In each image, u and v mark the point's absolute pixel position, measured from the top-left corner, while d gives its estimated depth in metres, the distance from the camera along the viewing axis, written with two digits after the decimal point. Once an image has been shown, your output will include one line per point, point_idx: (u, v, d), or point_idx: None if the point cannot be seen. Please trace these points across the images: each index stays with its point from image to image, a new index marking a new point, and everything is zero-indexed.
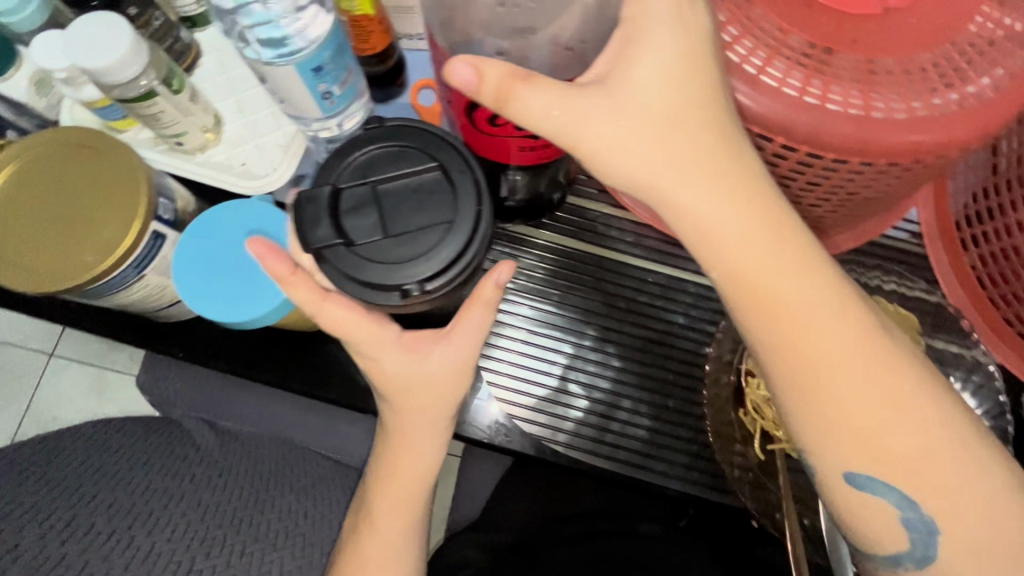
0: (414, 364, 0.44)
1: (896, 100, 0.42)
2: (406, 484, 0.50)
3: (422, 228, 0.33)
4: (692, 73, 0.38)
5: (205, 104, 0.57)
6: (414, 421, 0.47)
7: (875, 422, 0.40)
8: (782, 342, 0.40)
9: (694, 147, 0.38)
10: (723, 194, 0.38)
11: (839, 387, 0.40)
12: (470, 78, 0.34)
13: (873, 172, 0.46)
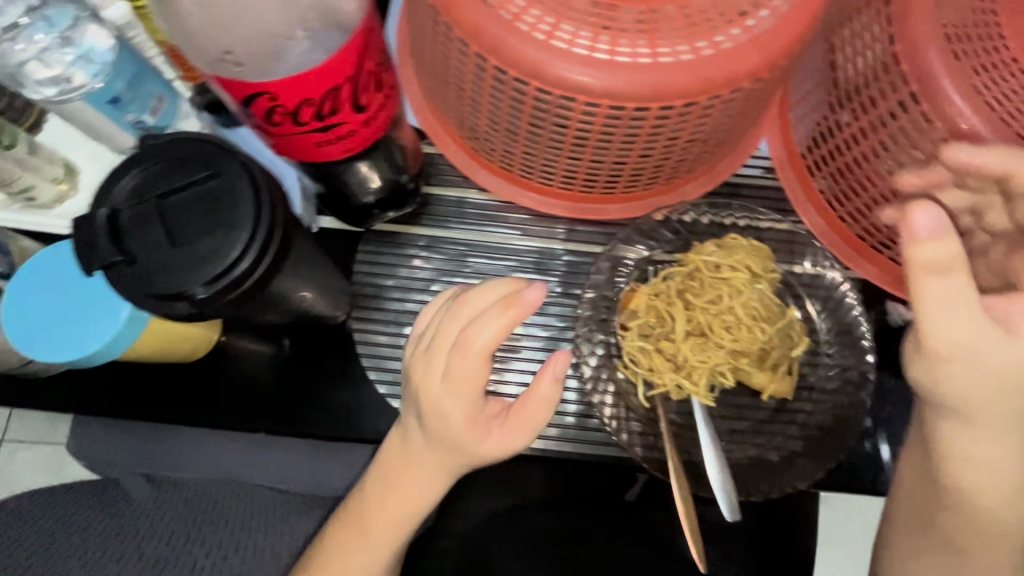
0: (460, 354, 0.43)
1: (680, 43, 0.45)
2: (414, 510, 0.50)
3: (208, 232, 0.34)
4: None
5: (50, 155, 0.56)
6: (479, 441, 0.46)
7: (1019, 479, 0.44)
8: (980, 412, 0.42)
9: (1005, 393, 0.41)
10: (1015, 434, 0.42)
11: (997, 463, 0.43)
12: (923, 231, 0.39)
13: (681, 113, 0.48)
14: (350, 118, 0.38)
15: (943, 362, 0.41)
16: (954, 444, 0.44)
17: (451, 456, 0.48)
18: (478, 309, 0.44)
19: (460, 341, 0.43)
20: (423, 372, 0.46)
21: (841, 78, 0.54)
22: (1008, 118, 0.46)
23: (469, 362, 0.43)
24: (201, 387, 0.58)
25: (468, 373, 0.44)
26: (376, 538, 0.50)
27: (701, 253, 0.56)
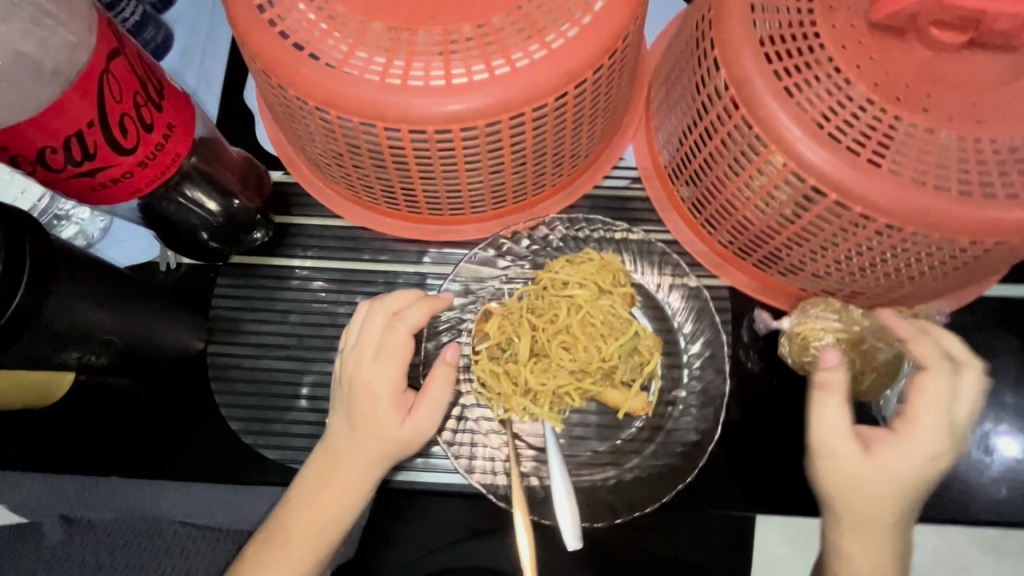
0: (383, 351, 0.48)
1: (476, 62, 0.44)
2: (339, 511, 0.50)
3: None
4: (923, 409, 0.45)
5: None
6: (384, 432, 0.49)
7: (887, 528, 0.47)
8: (857, 461, 0.45)
9: (896, 455, 0.45)
10: (873, 517, 0.46)
11: (866, 493, 0.46)
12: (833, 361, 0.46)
13: (491, 133, 0.47)
14: (115, 161, 0.38)
15: (840, 391, 0.46)
16: (829, 478, 0.46)
17: (364, 451, 0.49)
18: (388, 319, 0.49)
19: (394, 325, 0.49)
20: (358, 370, 0.49)
21: (707, 84, 0.49)
22: (821, 119, 0.44)
23: (393, 367, 0.48)
24: (60, 433, 0.57)
25: (398, 352, 0.48)
26: (305, 541, 0.49)
27: (552, 269, 0.54)
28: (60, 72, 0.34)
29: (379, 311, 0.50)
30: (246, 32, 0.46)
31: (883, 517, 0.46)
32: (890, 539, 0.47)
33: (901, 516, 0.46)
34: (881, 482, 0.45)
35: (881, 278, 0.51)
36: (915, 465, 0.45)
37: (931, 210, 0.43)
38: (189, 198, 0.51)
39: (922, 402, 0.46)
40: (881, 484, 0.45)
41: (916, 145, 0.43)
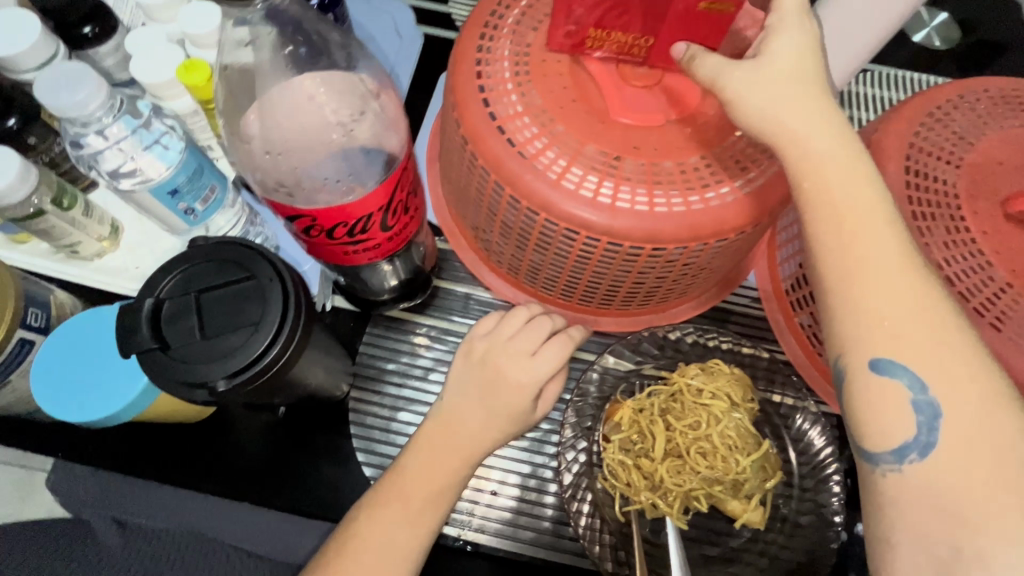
0: (542, 352, 0.53)
1: (674, 194, 0.50)
2: (452, 472, 0.50)
3: (235, 330, 0.37)
4: (810, 58, 0.46)
5: (101, 215, 0.62)
6: (517, 416, 0.53)
7: (810, 97, 0.44)
8: (802, 139, 0.43)
9: (813, 104, 0.44)
10: (861, 237, 0.41)
11: (803, 150, 0.43)
12: (684, 49, 0.50)
13: (673, 253, 0.53)
14: (377, 236, 0.43)
15: (707, 55, 0.48)
16: (726, 87, 0.46)
17: (495, 428, 0.52)
18: (549, 330, 0.55)
19: (542, 323, 0.55)
20: (496, 344, 0.54)
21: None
22: (966, 293, 0.50)
23: (550, 359, 0.53)
24: (194, 449, 0.59)
25: (557, 352, 0.54)
26: (416, 490, 0.49)
27: (685, 374, 0.59)
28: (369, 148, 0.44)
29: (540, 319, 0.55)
30: (473, 133, 0.53)
31: (907, 293, 0.39)
32: (872, 224, 0.41)
33: (846, 161, 0.43)
34: (872, 259, 0.40)
35: None
36: (795, 65, 0.45)
37: None
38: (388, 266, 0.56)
39: (781, 25, 0.46)
40: (781, 103, 0.44)
41: None
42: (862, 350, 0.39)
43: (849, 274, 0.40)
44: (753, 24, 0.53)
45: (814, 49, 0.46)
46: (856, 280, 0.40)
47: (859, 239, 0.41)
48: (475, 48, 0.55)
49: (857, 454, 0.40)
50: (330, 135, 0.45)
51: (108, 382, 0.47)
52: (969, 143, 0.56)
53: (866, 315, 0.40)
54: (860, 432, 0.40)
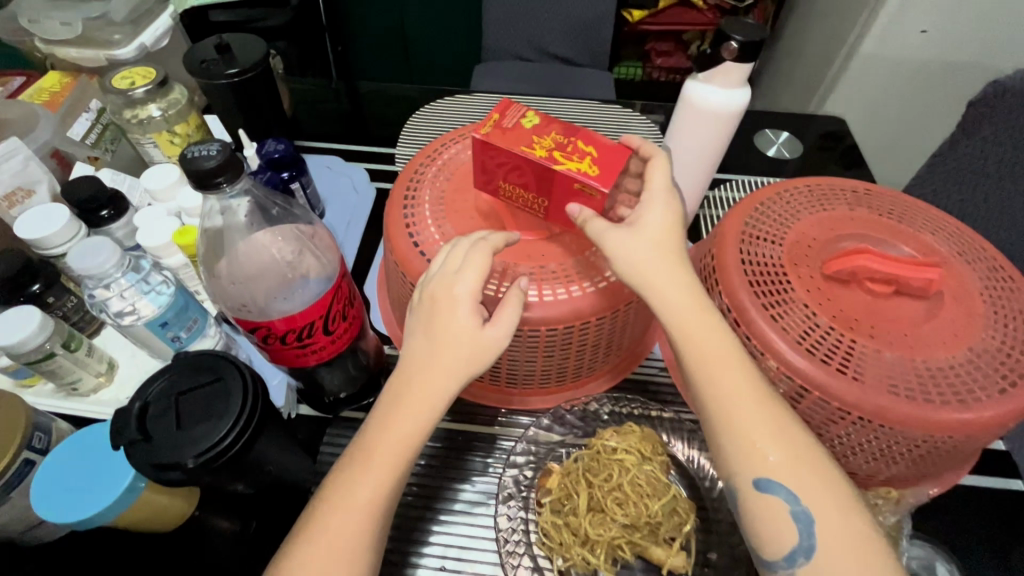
0: (466, 261, 0.59)
1: (560, 287, 0.65)
2: (414, 416, 0.55)
3: (204, 421, 0.48)
4: (669, 227, 0.61)
5: (100, 354, 0.74)
6: (469, 337, 0.56)
7: (676, 265, 0.59)
8: (661, 267, 0.59)
9: (676, 271, 0.59)
10: (727, 364, 0.55)
11: (681, 316, 0.57)
12: (576, 211, 0.63)
13: (566, 331, 0.66)
14: (320, 340, 0.56)
15: (597, 221, 0.61)
16: (606, 248, 0.60)
17: (447, 351, 0.56)
18: (472, 247, 0.60)
19: (470, 254, 0.59)
20: (442, 282, 0.58)
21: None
22: (801, 338, 0.63)
23: (471, 272, 0.58)
24: (164, 561, 0.64)
25: (482, 264, 0.58)
26: (386, 459, 0.54)
27: (603, 437, 0.67)
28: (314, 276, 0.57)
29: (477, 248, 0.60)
30: (403, 258, 0.69)
31: (771, 423, 0.52)
32: (735, 366, 0.55)
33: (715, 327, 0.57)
34: (738, 395, 0.53)
35: (866, 461, 0.64)
36: (664, 244, 0.60)
37: (890, 409, 0.58)
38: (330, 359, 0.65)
39: (651, 201, 0.62)
40: (649, 263, 0.59)
41: (872, 361, 0.61)
42: (748, 475, 0.51)
43: (724, 403, 0.53)
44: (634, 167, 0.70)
45: (676, 222, 0.62)
46: (730, 415, 0.53)
47: (720, 368, 0.54)
48: (402, 197, 0.73)
49: (764, 561, 0.51)
50: (279, 267, 0.57)
51: (96, 487, 0.55)
52: (788, 226, 0.73)
53: (749, 448, 0.52)
54: (763, 542, 0.51)
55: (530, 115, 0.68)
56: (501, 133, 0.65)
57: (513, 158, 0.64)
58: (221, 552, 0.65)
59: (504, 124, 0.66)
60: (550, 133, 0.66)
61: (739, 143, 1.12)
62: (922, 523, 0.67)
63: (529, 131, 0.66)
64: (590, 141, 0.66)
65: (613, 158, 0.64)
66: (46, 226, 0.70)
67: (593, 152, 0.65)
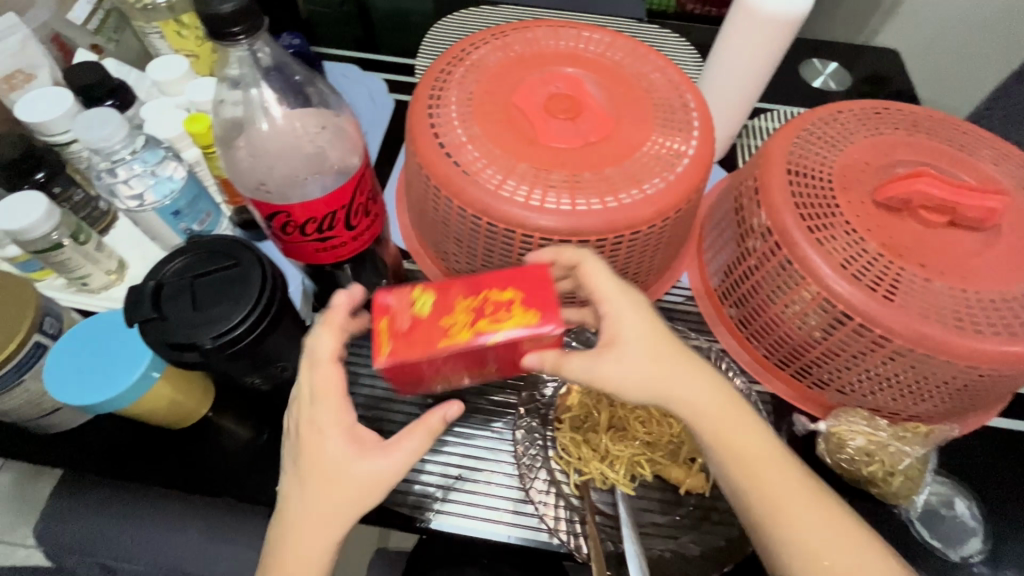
0: (322, 391, 0.51)
1: (594, 197, 0.61)
2: (330, 518, 0.49)
3: (221, 302, 0.46)
4: (658, 328, 0.52)
5: (110, 252, 0.71)
6: (345, 465, 0.49)
7: (681, 364, 0.51)
8: (610, 358, 0.51)
9: (672, 351, 0.51)
10: (795, 505, 0.49)
11: (773, 483, 0.50)
12: (535, 363, 0.51)
13: (597, 247, 0.63)
14: (342, 234, 0.53)
15: (563, 354, 0.51)
16: (600, 376, 0.50)
17: (334, 494, 0.49)
18: (632, 297, 0.52)
19: (629, 299, 0.52)
20: (307, 415, 0.51)
21: (745, 242, 0.68)
22: (845, 263, 0.59)
23: (327, 409, 0.50)
24: (182, 454, 0.65)
25: (643, 329, 0.51)
26: (302, 542, 0.50)
27: None
28: (338, 165, 0.53)
29: (608, 281, 0.52)
30: (427, 159, 0.65)
31: (823, 512, 0.50)
32: (773, 472, 0.51)
33: (814, 503, 0.50)
34: (760, 453, 0.51)
35: (900, 393, 0.62)
36: (705, 382, 0.52)
37: (934, 337, 0.55)
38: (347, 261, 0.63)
39: (617, 313, 0.52)
40: (646, 376, 0.50)
41: (921, 289, 0.58)
42: None
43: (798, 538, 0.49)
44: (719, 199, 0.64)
45: (662, 329, 0.52)
46: (770, 500, 0.50)
47: (796, 517, 0.49)
48: (427, 97, 0.68)
49: None
50: (306, 152, 0.53)
51: (110, 375, 0.54)
52: (839, 148, 0.68)
53: (806, 549, 0.49)
54: None
55: (421, 290, 0.51)
56: (400, 332, 0.48)
57: (439, 361, 0.48)
58: (239, 451, 0.65)
59: (397, 326, 0.49)
60: (456, 300, 0.50)
61: (784, 72, 1.05)
62: (945, 460, 0.66)
63: (435, 319, 0.49)
64: (510, 284, 0.51)
65: (542, 290, 0.50)
66: (46, 108, 0.65)
67: (526, 321, 0.49)
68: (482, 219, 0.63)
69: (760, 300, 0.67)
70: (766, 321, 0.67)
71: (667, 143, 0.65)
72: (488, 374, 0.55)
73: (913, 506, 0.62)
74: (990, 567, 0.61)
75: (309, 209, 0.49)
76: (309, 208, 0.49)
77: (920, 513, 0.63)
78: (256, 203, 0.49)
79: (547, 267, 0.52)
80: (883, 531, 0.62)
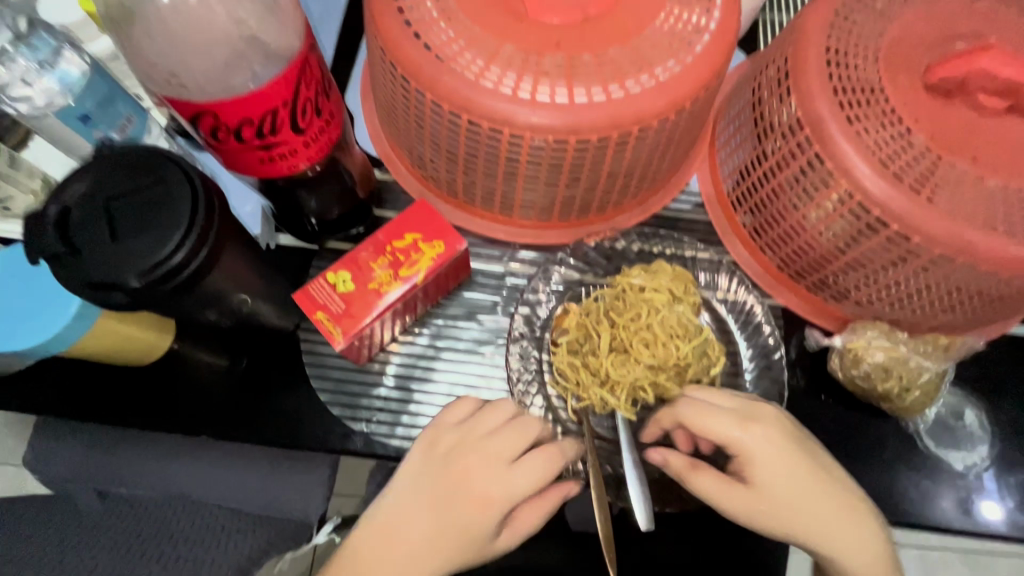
0: (497, 435, 0.51)
1: (595, 87, 0.51)
2: (423, 543, 0.50)
3: (144, 230, 0.37)
4: (805, 468, 0.51)
5: (28, 168, 0.61)
6: (480, 542, 0.50)
7: (804, 480, 0.50)
8: (740, 493, 0.51)
9: (816, 497, 0.51)
10: (864, 563, 0.51)
11: (856, 554, 0.51)
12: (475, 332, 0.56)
13: (598, 149, 0.54)
14: (288, 139, 0.43)
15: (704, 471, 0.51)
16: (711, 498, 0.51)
17: (459, 484, 0.50)
18: (762, 423, 0.51)
19: (760, 431, 0.51)
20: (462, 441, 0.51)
21: (765, 141, 0.59)
22: (886, 160, 0.51)
23: (520, 482, 0.50)
24: (148, 392, 0.60)
25: (783, 451, 0.50)
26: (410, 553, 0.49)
27: (629, 275, 0.59)
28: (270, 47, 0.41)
29: (715, 419, 0.51)
30: (390, 42, 0.53)
31: (880, 555, 0.51)
32: (854, 537, 0.51)
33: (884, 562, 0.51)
34: (842, 534, 0.51)
35: (925, 305, 0.57)
36: (821, 475, 0.51)
37: (979, 245, 0.49)
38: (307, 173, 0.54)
39: (768, 466, 0.50)
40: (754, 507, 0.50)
41: (970, 190, 0.50)
42: None
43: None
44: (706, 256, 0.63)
45: (795, 452, 0.51)
46: (838, 563, 0.51)
47: (853, 573, 0.51)
48: None
49: None
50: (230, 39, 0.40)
51: (39, 315, 0.47)
52: (888, 18, 0.56)
53: (854, 575, 0.51)
54: None
55: (334, 273, 0.53)
56: (343, 313, 0.52)
57: (387, 315, 0.54)
58: (210, 388, 0.60)
59: (337, 308, 0.52)
60: (369, 264, 0.54)
61: None
62: (961, 372, 0.63)
63: (363, 288, 0.53)
64: (405, 228, 0.56)
65: (432, 220, 0.56)
66: None
67: (435, 253, 0.55)
68: (463, 118, 0.53)
69: (780, 207, 0.59)
70: (783, 231, 0.60)
71: (685, 15, 0.53)
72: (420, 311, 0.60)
73: (923, 419, 0.60)
74: (993, 474, 0.60)
75: (237, 107, 0.39)
76: (237, 106, 0.39)
77: (929, 425, 0.61)
78: (171, 101, 0.39)
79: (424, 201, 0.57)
80: (890, 445, 0.60)
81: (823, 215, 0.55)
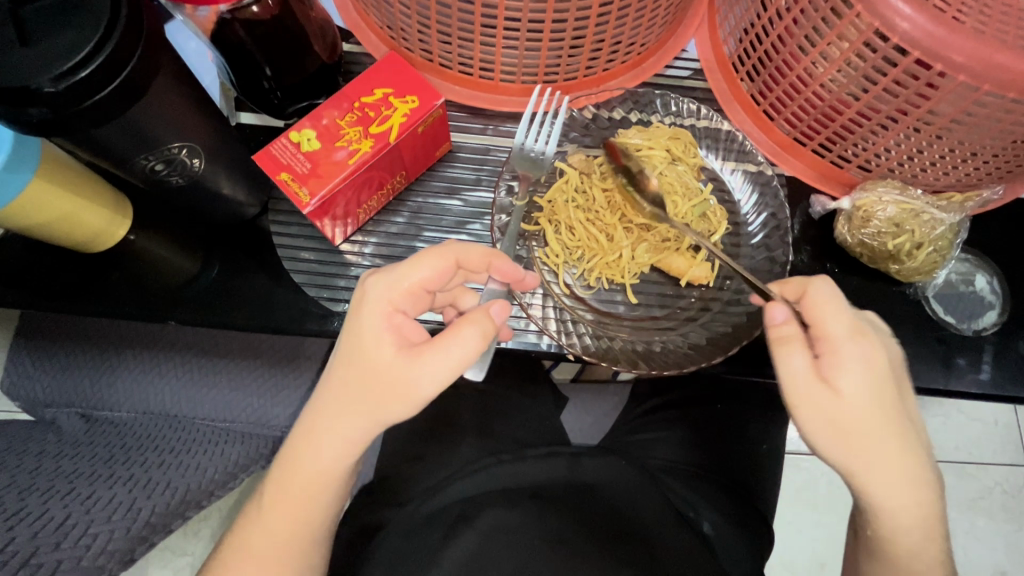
0: (399, 268, 0.46)
1: None
2: (322, 474, 0.47)
3: (55, 31, 0.32)
4: (896, 418, 0.44)
5: None
6: (372, 350, 0.44)
7: (899, 438, 0.44)
8: (827, 398, 0.43)
9: (900, 448, 0.44)
10: (908, 518, 0.47)
11: (900, 507, 0.46)
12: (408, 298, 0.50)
13: None
14: None
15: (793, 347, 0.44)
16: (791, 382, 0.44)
17: (350, 366, 0.44)
18: (869, 340, 0.43)
19: (871, 353, 0.43)
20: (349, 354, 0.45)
21: None
22: None
23: (403, 279, 0.44)
24: (107, 281, 0.56)
25: (876, 391, 0.43)
26: (286, 512, 0.48)
27: (625, 136, 0.60)
28: None
29: (800, 382, 0.43)
30: None
31: (924, 513, 0.47)
32: (910, 490, 0.46)
33: (925, 510, 0.47)
34: (902, 492, 0.45)
35: (936, 158, 0.53)
36: (900, 418, 0.44)
37: (1011, 68, 0.44)
38: (257, 10, 0.48)
39: (872, 391, 0.43)
40: (838, 421, 0.43)
41: (996, 12, 0.45)
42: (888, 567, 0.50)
43: (903, 535, 0.48)
44: (714, 120, 0.60)
45: (893, 387, 0.44)
46: (885, 515, 0.47)
47: (897, 520, 0.47)
48: None
49: None
50: None
51: None
52: None
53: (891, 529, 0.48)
54: None
55: (298, 131, 0.49)
56: (309, 173, 0.48)
57: (358, 179, 0.50)
58: (177, 273, 0.57)
59: (299, 167, 0.48)
60: (336, 122, 0.50)
61: None
62: (971, 237, 0.60)
63: (330, 147, 0.49)
64: (375, 84, 0.51)
65: (405, 76, 0.51)
66: None
67: (408, 109, 0.50)
68: None
69: (783, 58, 0.54)
70: (786, 87, 0.55)
71: None
72: (400, 184, 0.57)
73: (932, 282, 0.57)
74: (1004, 337, 0.58)
75: None
76: None
77: (937, 290, 0.58)
78: None
79: (395, 56, 0.52)
80: (898, 312, 0.58)
81: (830, 59, 0.50)
